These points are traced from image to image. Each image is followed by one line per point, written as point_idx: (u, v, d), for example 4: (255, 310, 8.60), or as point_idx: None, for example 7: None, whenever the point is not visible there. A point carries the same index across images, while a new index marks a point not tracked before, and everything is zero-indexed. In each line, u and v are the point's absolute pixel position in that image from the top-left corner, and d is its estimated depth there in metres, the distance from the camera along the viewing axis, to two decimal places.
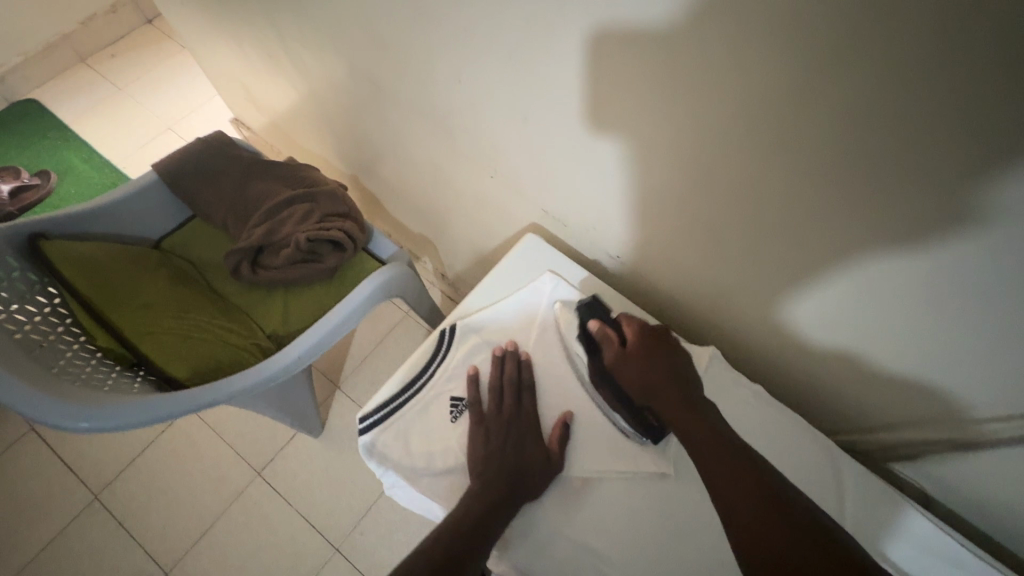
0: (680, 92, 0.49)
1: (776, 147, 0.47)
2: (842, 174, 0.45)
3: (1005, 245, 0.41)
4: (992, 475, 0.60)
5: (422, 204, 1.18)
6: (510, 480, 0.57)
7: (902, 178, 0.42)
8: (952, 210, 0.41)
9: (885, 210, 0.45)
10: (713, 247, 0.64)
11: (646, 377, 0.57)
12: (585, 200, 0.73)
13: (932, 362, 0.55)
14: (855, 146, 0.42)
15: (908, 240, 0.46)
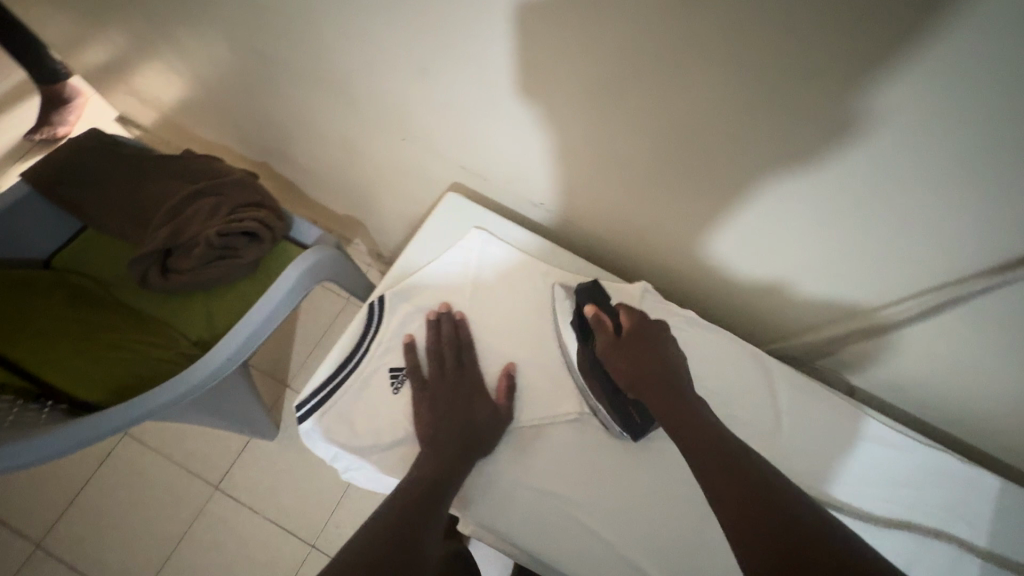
0: (572, 18, 0.47)
1: (673, 63, 0.47)
2: (737, 81, 0.46)
3: (888, 128, 0.43)
4: (908, 359, 0.64)
5: (342, 183, 1.12)
6: (441, 451, 0.55)
7: (792, 76, 0.43)
8: (836, 98, 0.43)
9: (780, 111, 0.46)
10: (630, 182, 0.64)
11: (636, 366, 0.55)
12: (502, 152, 0.71)
13: (830, 260, 0.59)
14: (748, 50, 0.43)
15: (807, 139, 0.47)
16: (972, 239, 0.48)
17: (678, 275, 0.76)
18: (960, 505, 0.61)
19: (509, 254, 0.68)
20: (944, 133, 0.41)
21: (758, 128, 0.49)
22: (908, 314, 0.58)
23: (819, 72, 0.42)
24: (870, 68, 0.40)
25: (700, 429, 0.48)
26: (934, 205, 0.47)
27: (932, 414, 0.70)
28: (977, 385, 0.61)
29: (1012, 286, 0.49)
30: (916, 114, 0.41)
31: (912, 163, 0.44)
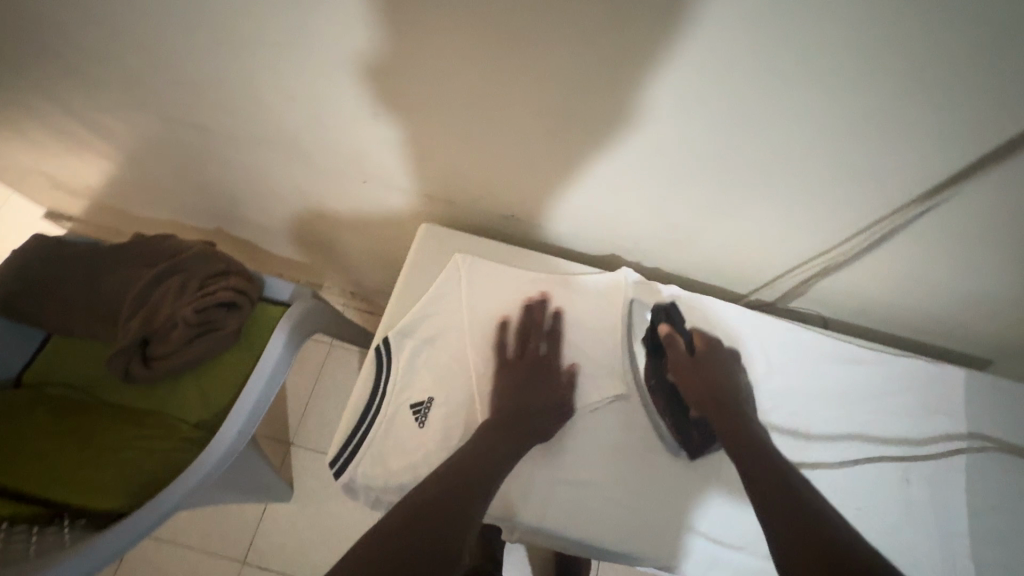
0: (517, 47, 0.50)
1: (617, 72, 0.50)
2: (679, 78, 0.49)
3: (816, 97, 0.48)
4: (869, 288, 0.70)
5: (305, 233, 1.11)
6: (517, 431, 0.61)
7: (726, 68, 0.47)
8: (766, 79, 0.47)
9: (721, 99, 0.50)
10: (594, 184, 0.67)
11: (707, 387, 0.65)
12: (467, 176, 0.73)
13: (789, 214, 0.63)
14: (682, 53, 0.47)
15: (746, 119, 0.52)
16: (903, 175, 0.54)
17: (650, 261, 0.80)
18: (935, 401, 0.68)
19: (495, 270, 0.71)
20: (865, 89, 0.46)
21: (706, 115, 0.53)
22: (861, 249, 0.64)
23: (749, 59, 0.46)
24: (791, 51, 0.44)
25: (765, 458, 0.58)
26: (866, 152, 0.53)
27: (896, 330, 0.77)
28: (929, 296, 0.69)
29: (941, 205, 0.55)
30: (838, 78, 0.46)
31: (843, 120, 0.50)
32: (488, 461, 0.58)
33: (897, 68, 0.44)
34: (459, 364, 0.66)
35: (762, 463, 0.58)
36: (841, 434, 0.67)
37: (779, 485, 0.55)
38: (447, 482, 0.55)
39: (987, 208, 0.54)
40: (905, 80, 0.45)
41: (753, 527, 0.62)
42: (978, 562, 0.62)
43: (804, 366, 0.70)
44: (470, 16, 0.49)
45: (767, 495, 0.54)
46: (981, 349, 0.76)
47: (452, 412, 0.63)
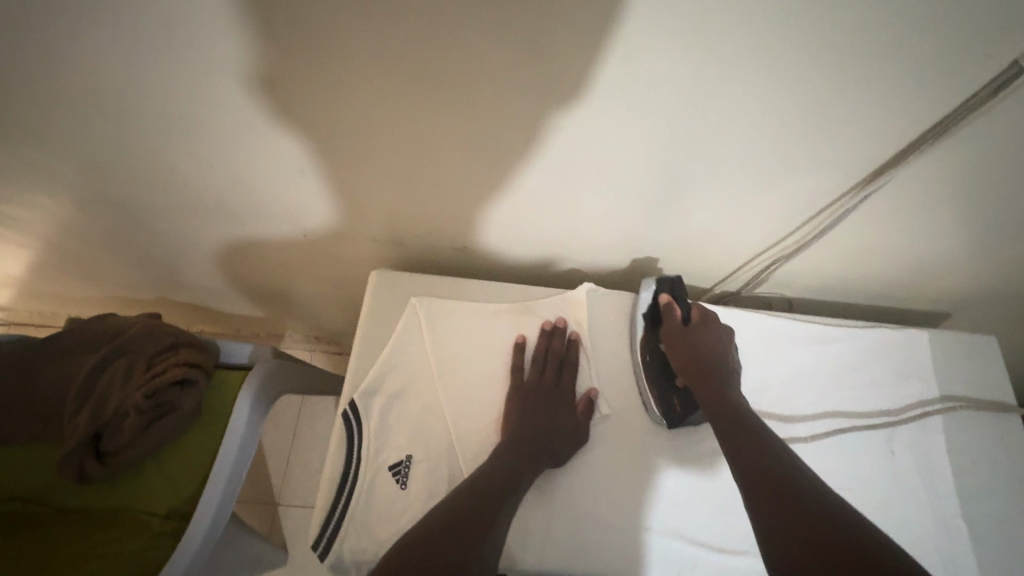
0: (442, 78, 0.49)
1: (554, 91, 0.49)
2: (616, 92, 0.48)
3: (743, 96, 0.48)
4: (825, 267, 0.71)
5: (256, 288, 1.06)
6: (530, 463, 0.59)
7: (652, 78, 0.47)
8: (692, 84, 0.47)
9: (655, 107, 0.50)
10: (545, 203, 0.65)
11: (695, 356, 0.64)
12: (410, 213, 0.71)
13: (738, 210, 0.62)
14: (607, 67, 0.46)
15: (681, 125, 0.52)
16: (843, 161, 0.54)
17: (612, 271, 0.79)
18: (904, 367, 0.70)
19: (456, 308, 0.68)
20: (798, 85, 0.46)
21: (647, 126, 0.52)
22: (812, 234, 0.64)
23: (673, 66, 0.45)
24: (712, 55, 0.44)
25: (753, 435, 0.54)
26: (806, 145, 0.52)
27: (857, 303, 0.79)
28: (885, 268, 0.70)
29: (884, 185, 0.56)
30: (771, 77, 0.46)
31: (773, 116, 0.50)
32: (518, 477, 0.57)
33: (825, 60, 0.44)
34: (432, 415, 0.63)
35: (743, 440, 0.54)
36: (823, 416, 0.67)
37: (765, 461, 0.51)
38: (478, 495, 0.54)
39: (926, 181, 0.55)
40: (834, 72, 0.45)
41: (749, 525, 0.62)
42: (968, 520, 0.63)
43: (775, 354, 0.70)
44: (397, 52, 0.47)
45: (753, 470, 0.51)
46: (938, 306, 0.78)
47: (434, 467, 0.60)
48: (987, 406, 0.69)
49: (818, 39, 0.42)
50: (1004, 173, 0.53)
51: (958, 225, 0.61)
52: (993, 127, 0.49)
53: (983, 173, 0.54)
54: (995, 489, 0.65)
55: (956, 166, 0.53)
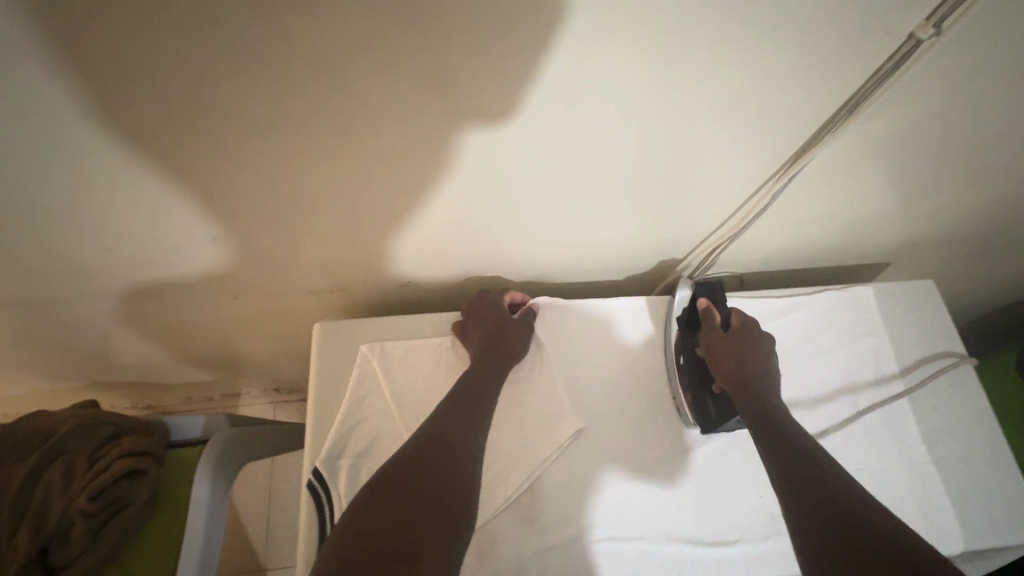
0: (354, 121, 0.46)
1: (472, 117, 0.47)
2: (535, 109, 0.46)
3: (665, 98, 0.47)
4: (766, 242, 0.72)
5: (199, 354, 0.99)
6: (478, 418, 0.56)
7: (572, 93, 0.45)
8: (613, 93, 0.46)
9: (580, 119, 0.48)
10: (484, 225, 0.63)
11: (737, 364, 0.61)
12: (347, 257, 0.67)
13: (677, 203, 0.62)
14: (524, 87, 0.44)
15: (609, 134, 0.50)
16: (771, 141, 0.54)
17: (563, 278, 0.77)
18: (855, 323, 0.72)
19: (411, 347, 0.66)
20: (717, 76, 0.45)
21: (576, 138, 0.50)
22: (749, 215, 0.65)
23: (592, 78, 0.44)
24: (627, 62, 0.43)
25: (787, 441, 0.53)
26: (733, 133, 0.52)
27: (803, 268, 0.80)
28: (824, 233, 0.71)
29: (811, 159, 0.57)
30: (690, 72, 0.44)
31: (698, 111, 0.49)
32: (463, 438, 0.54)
33: (742, 50, 0.43)
34: None
35: (787, 447, 0.52)
36: (790, 388, 0.68)
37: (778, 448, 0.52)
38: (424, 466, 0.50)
39: (849, 148, 0.56)
40: (751, 60, 0.44)
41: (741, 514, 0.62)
42: (937, 462, 0.66)
43: None
44: (298, 101, 0.43)
45: (791, 475, 0.49)
46: (874, 260, 0.81)
47: None
48: (935, 350, 0.72)
49: (731, 31, 0.41)
50: (919, 132, 0.55)
51: (883, 185, 0.63)
52: (903, 92, 0.50)
53: (900, 134, 0.55)
54: (955, 428, 0.68)
55: (875, 131, 0.54)
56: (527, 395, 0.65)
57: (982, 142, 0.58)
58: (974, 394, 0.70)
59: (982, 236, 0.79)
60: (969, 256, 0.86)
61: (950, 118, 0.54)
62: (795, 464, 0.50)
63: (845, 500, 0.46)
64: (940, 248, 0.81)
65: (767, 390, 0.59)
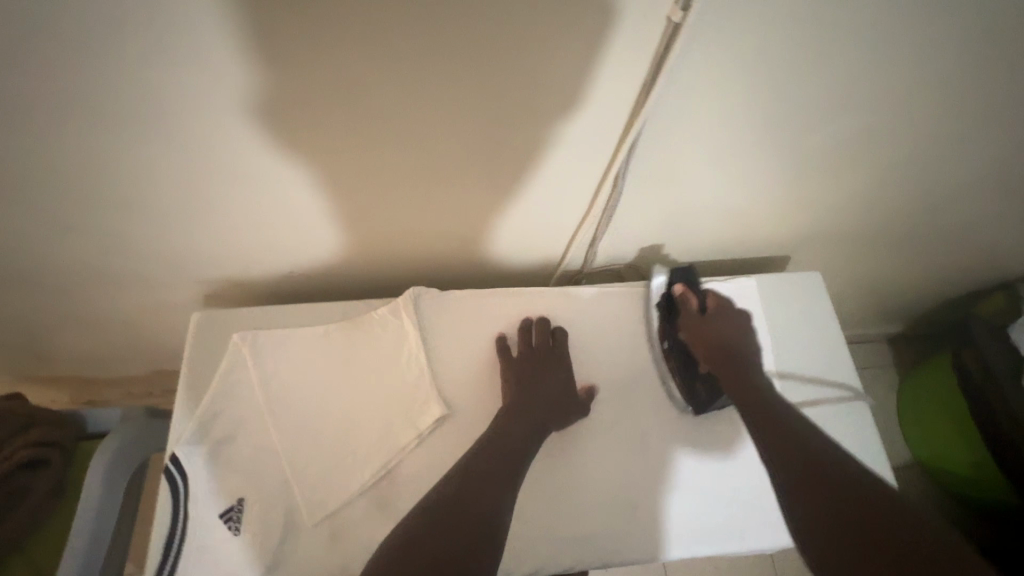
0: (180, 104, 0.47)
1: (269, 101, 0.47)
2: (330, 94, 0.47)
3: (489, 83, 0.47)
4: (647, 231, 0.73)
5: (121, 355, 0.98)
6: (518, 449, 0.59)
7: (391, 78, 0.46)
8: (431, 77, 0.46)
9: (409, 106, 0.49)
10: (345, 216, 0.63)
11: (719, 345, 0.67)
12: (224, 252, 0.68)
13: (543, 191, 0.63)
14: (339, 72, 0.45)
15: (445, 119, 0.51)
16: (606, 127, 0.54)
17: (452, 270, 0.78)
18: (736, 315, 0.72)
19: (282, 338, 0.65)
20: (500, 58, 0.45)
21: (413, 124, 0.51)
22: (611, 203, 0.64)
23: (405, 63, 0.45)
24: (436, 46, 0.43)
25: (797, 431, 0.57)
26: (555, 115, 0.52)
27: (697, 252, 0.80)
28: (702, 216, 0.71)
29: (646, 140, 0.56)
30: (476, 53, 0.44)
31: (529, 95, 0.49)
32: (487, 475, 0.55)
33: (523, 32, 0.43)
34: (263, 453, 0.60)
35: (776, 425, 0.57)
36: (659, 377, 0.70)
37: (779, 435, 0.56)
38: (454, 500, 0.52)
39: (687, 130, 0.56)
40: (537, 40, 0.44)
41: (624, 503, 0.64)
42: None
43: (613, 325, 0.72)
44: (119, 81, 0.44)
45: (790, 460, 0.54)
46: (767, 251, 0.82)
47: (268, 506, 0.58)
48: (811, 340, 0.72)
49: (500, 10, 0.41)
50: (756, 113, 0.54)
51: (744, 167, 0.63)
52: (719, 73, 0.49)
53: (737, 116, 0.55)
54: (821, 419, 0.69)
55: (707, 113, 0.54)
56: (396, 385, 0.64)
57: (831, 123, 0.57)
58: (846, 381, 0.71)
59: (873, 214, 0.79)
60: (869, 234, 0.86)
61: (783, 98, 0.53)
62: (785, 438, 0.56)
63: (832, 473, 0.52)
64: (832, 227, 0.80)
65: (748, 366, 0.64)
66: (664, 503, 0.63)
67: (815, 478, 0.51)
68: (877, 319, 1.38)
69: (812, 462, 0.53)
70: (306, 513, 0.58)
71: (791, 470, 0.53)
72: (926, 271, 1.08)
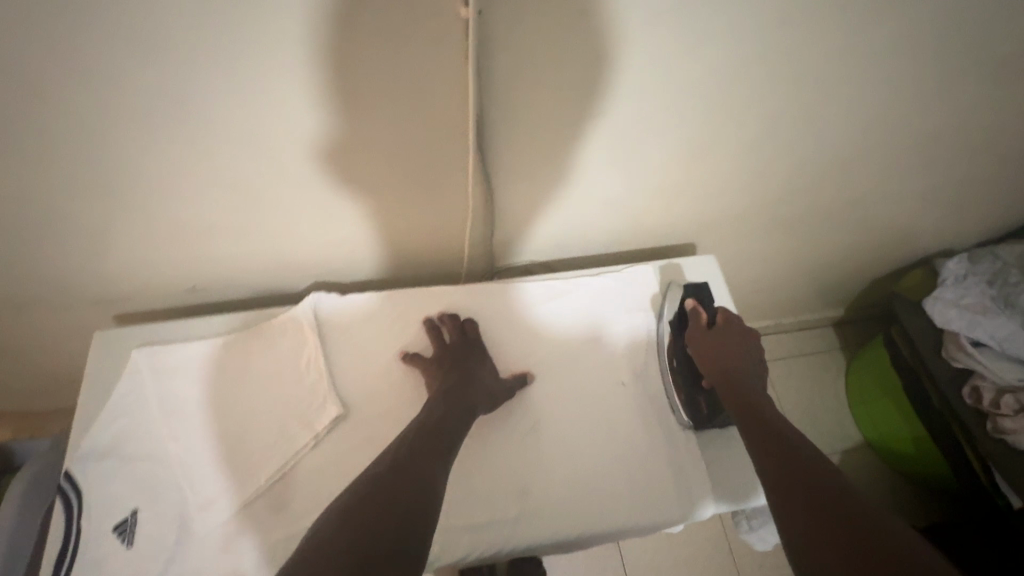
0: (37, 114, 0.49)
1: (115, 111, 0.50)
2: (172, 99, 0.50)
3: (335, 79, 0.50)
4: (537, 224, 0.76)
5: (34, 400, 0.94)
6: (449, 430, 0.59)
7: (235, 75, 0.48)
8: (273, 74, 0.49)
9: (264, 103, 0.51)
10: (232, 224, 0.65)
11: (725, 360, 0.66)
12: (118, 270, 0.69)
13: (420, 188, 0.65)
14: (183, 72, 0.47)
15: (300, 114, 0.53)
16: (460, 117, 0.57)
17: (356, 275, 0.80)
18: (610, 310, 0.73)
19: (180, 351, 0.66)
20: (337, 52, 0.48)
21: (271, 122, 0.53)
22: (486, 191, 0.67)
23: (244, 62, 0.47)
24: (268, 42, 0.46)
25: (798, 453, 0.54)
26: (406, 113, 0.55)
27: (597, 241, 0.83)
28: (587, 202, 0.75)
29: (493, 132, 0.60)
30: (304, 56, 0.48)
31: (377, 88, 0.52)
32: (430, 453, 0.55)
33: (341, 35, 0.46)
34: (160, 464, 0.61)
35: (765, 432, 0.57)
36: (558, 366, 0.70)
37: (781, 455, 0.54)
38: (394, 488, 0.49)
39: (535, 119, 0.59)
40: (362, 45, 0.47)
41: (527, 490, 0.63)
42: (696, 425, 0.68)
43: (510, 317, 0.72)
44: None
45: (786, 482, 0.50)
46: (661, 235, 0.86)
47: (163, 514, 0.59)
48: None
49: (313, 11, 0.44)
50: (597, 97, 0.59)
51: (609, 152, 0.66)
52: (545, 61, 0.53)
53: (580, 101, 0.59)
54: None
55: (547, 101, 0.57)
56: (293, 387, 0.65)
57: (672, 102, 0.62)
58: None
59: (756, 190, 0.83)
60: (762, 214, 0.90)
61: (617, 80, 0.57)
62: (773, 447, 0.55)
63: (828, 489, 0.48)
64: (721, 205, 0.84)
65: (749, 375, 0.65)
66: (566, 490, 0.63)
67: (789, 471, 0.52)
68: (812, 302, 1.41)
69: (797, 467, 0.52)
70: (200, 520, 0.59)
71: (774, 469, 0.53)
72: (839, 251, 1.12)
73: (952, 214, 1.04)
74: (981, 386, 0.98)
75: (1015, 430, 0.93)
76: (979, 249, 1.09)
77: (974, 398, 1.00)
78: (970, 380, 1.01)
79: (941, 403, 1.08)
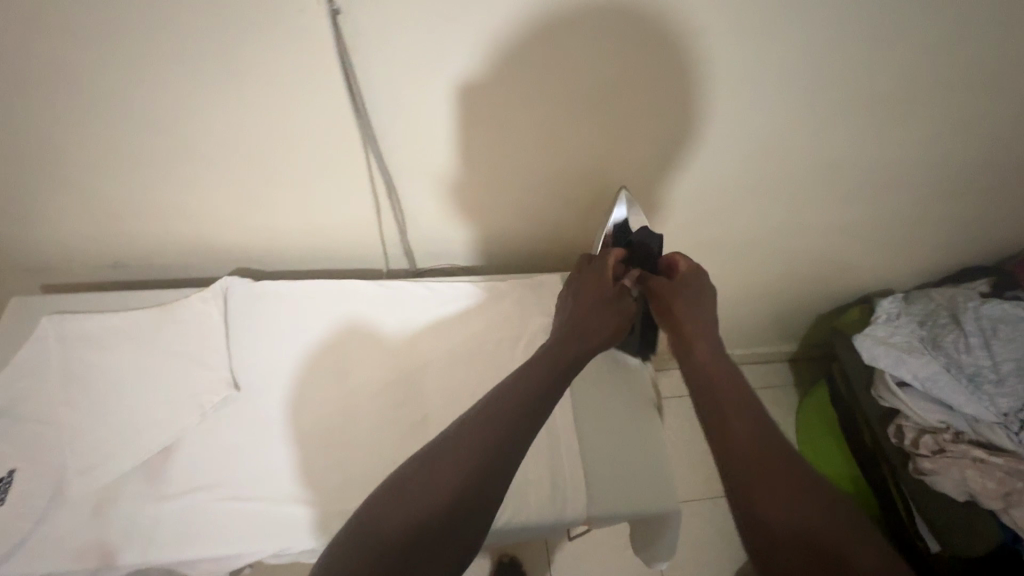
0: None
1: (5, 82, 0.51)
2: (52, 74, 0.51)
3: (221, 74, 0.52)
4: (452, 229, 0.78)
5: None
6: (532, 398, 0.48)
7: (118, 65, 0.51)
8: (158, 67, 0.51)
9: (154, 93, 0.54)
10: (140, 208, 0.67)
11: (684, 306, 0.58)
12: (29, 244, 0.70)
13: (326, 186, 0.67)
14: (70, 61, 0.50)
15: (191, 105, 0.55)
16: (345, 120, 0.58)
17: (273, 267, 0.81)
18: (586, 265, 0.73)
19: (87, 321, 0.68)
20: (217, 46, 0.50)
21: (165, 111, 0.56)
22: (389, 195, 0.69)
23: (124, 54, 0.50)
24: (146, 38, 0.48)
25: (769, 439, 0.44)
26: (297, 111, 0.57)
27: (518, 248, 0.85)
28: (500, 209, 0.76)
29: (386, 138, 0.61)
30: (187, 40, 0.49)
31: (263, 85, 0.54)
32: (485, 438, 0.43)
33: (211, 25, 0.48)
34: (49, 428, 0.62)
35: (743, 431, 0.45)
36: (452, 366, 0.71)
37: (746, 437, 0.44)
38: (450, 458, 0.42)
39: (425, 129, 0.61)
40: (234, 38, 0.49)
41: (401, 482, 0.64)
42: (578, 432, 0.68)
43: (414, 317, 0.73)
44: None
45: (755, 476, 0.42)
46: (580, 247, 0.87)
47: (41, 476, 0.60)
48: None
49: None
50: (482, 104, 0.59)
51: (512, 162, 0.68)
52: (419, 71, 0.54)
53: (466, 110, 0.59)
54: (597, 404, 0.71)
55: (434, 110, 0.59)
56: (189, 369, 0.67)
57: (559, 112, 0.62)
58: (633, 368, 0.74)
59: (673, 213, 0.84)
60: (686, 238, 0.91)
61: (499, 98, 0.59)
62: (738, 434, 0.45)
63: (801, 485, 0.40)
64: None
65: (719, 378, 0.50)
66: None
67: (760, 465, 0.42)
68: (762, 334, 1.41)
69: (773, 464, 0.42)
70: (74, 487, 0.60)
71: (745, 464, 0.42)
72: (778, 281, 1.12)
73: (884, 253, 1.05)
74: (904, 426, 0.99)
75: (932, 471, 0.93)
76: (914, 291, 1.10)
77: (897, 437, 1.00)
78: (894, 419, 1.02)
79: (870, 441, 1.08)
